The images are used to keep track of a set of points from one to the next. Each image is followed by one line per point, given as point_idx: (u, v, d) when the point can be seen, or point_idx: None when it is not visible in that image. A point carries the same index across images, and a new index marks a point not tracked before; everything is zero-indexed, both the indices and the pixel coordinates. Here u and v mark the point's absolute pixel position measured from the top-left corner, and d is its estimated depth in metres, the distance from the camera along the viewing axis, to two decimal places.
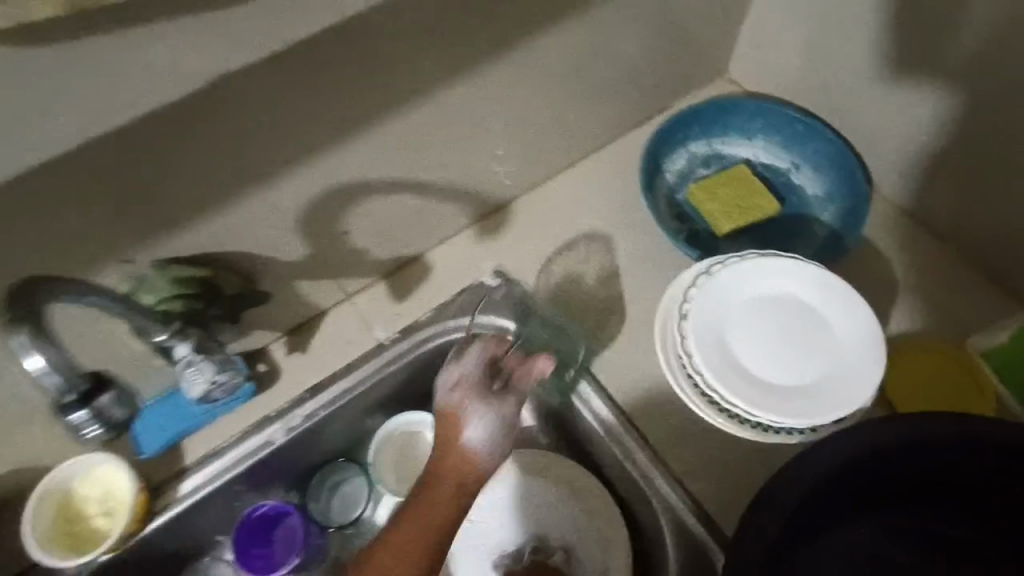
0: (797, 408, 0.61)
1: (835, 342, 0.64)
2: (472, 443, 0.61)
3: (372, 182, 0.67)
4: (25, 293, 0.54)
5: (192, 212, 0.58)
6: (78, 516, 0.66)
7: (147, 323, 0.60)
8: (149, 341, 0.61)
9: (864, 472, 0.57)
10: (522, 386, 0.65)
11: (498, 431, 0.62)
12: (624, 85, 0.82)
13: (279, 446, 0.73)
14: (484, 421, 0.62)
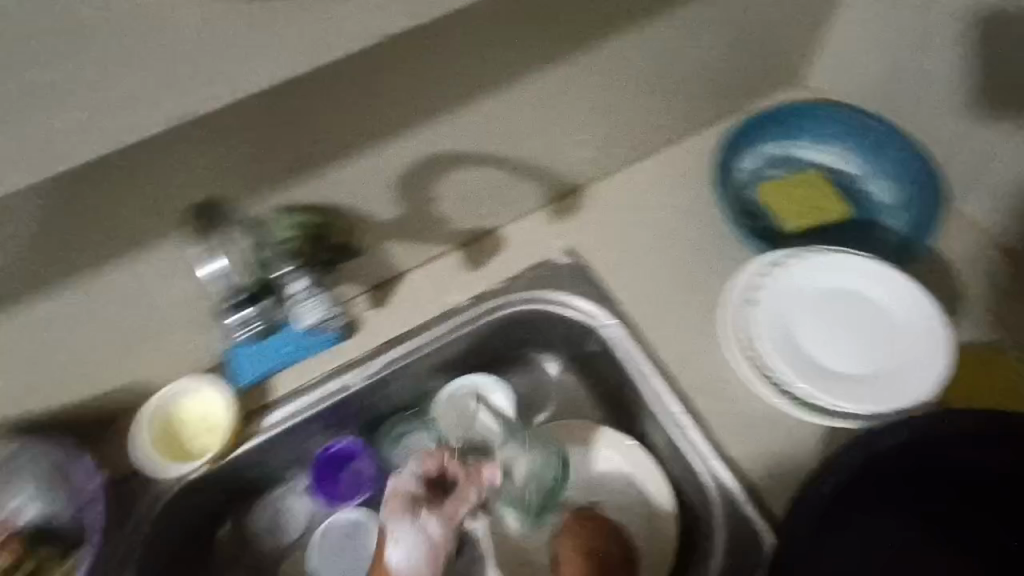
0: (855, 394, 0.67)
1: (896, 338, 0.69)
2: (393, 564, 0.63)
3: (467, 155, 0.73)
4: (212, 210, 0.61)
5: (312, 164, 0.63)
6: (177, 432, 0.73)
7: (274, 255, 0.65)
8: (269, 273, 0.66)
9: (910, 465, 0.61)
10: (456, 516, 0.65)
11: (417, 559, 0.63)
12: (707, 80, 0.85)
13: (355, 390, 0.79)
14: (405, 540, 0.63)
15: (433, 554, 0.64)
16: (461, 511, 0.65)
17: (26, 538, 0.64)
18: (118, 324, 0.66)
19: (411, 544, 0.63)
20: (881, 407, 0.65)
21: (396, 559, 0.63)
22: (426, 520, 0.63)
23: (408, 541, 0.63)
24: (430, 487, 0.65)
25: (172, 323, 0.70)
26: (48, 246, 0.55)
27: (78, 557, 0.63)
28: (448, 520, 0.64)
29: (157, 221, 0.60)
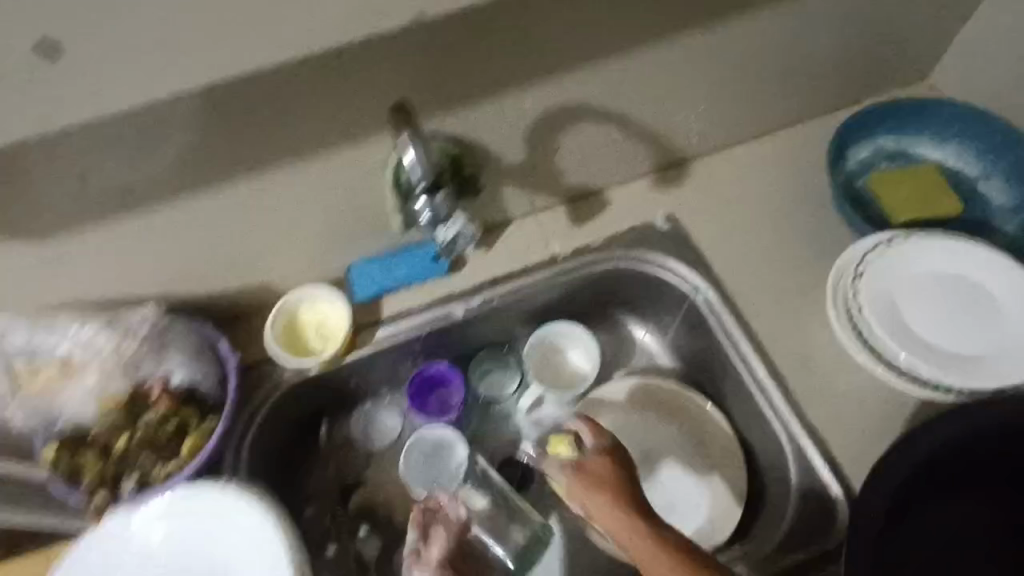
0: (957, 371, 0.67)
1: (1001, 325, 0.69)
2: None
3: (594, 109, 0.77)
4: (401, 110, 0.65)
5: (459, 98, 0.68)
6: (300, 331, 0.81)
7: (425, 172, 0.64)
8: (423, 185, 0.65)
9: (1002, 450, 0.61)
10: (435, 555, 0.75)
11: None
12: (831, 66, 0.86)
13: (456, 320, 0.84)
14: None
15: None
16: (435, 549, 0.75)
17: (172, 396, 0.70)
18: (265, 228, 0.73)
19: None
20: (981, 385, 0.66)
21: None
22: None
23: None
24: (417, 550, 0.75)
25: (307, 236, 0.76)
26: (228, 144, 0.62)
27: (214, 422, 0.70)
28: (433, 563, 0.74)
29: (321, 133, 0.65)
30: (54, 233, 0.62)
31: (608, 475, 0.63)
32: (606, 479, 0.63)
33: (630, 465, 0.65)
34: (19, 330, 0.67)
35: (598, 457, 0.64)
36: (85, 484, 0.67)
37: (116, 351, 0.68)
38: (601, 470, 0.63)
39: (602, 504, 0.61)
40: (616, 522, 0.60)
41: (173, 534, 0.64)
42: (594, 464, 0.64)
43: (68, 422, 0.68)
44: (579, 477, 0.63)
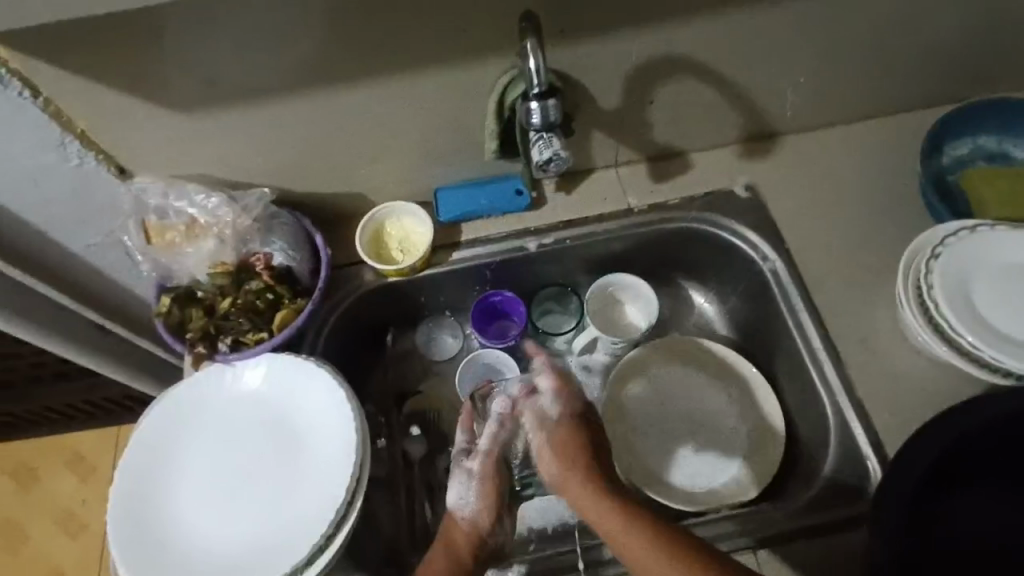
0: None
1: None
2: (459, 515, 0.73)
3: (694, 66, 0.79)
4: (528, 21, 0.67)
5: (570, 34, 0.72)
6: (385, 242, 0.86)
7: (541, 80, 0.64)
8: (537, 91, 0.65)
9: None
10: (486, 443, 0.77)
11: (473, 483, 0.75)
12: (944, 57, 0.85)
13: (530, 254, 0.88)
14: (458, 486, 0.75)
15: (479, 481, 0.75)
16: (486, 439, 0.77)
17: (272, 273, 0.78)
18: (371, 137, 0.78)
19: (463, 490, 0.75)
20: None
21: (454, 504, 0.74)
22: (467, 462, 0.76)
23: (459, 486, 0.75)
24: (470, 442, 0.78)
25: (408, 150, 0.82)
26: (356, 47, 0.67)
27: (303, 303, 0.78)
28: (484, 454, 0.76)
29: (441, 50, 0.70)
30: (198, 110, 0.70)
31: (577, 440, 0.73)
32: (580, 456, 0.71)
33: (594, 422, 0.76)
34: (154, 189, 0.77)
35: (566, 432, 0.74)
36: (189, 336, 0.76)
37: (232, 222, 0.76)
38: (572, 443, 0.73)
39: (578, 476, 0.70)
40: (588, 493, 0.68)
41: (259, 395, 0.73)
42: (567, 441, 0.73)
43: (187, 278, 0.79)
44: (555, 451, 0.73)
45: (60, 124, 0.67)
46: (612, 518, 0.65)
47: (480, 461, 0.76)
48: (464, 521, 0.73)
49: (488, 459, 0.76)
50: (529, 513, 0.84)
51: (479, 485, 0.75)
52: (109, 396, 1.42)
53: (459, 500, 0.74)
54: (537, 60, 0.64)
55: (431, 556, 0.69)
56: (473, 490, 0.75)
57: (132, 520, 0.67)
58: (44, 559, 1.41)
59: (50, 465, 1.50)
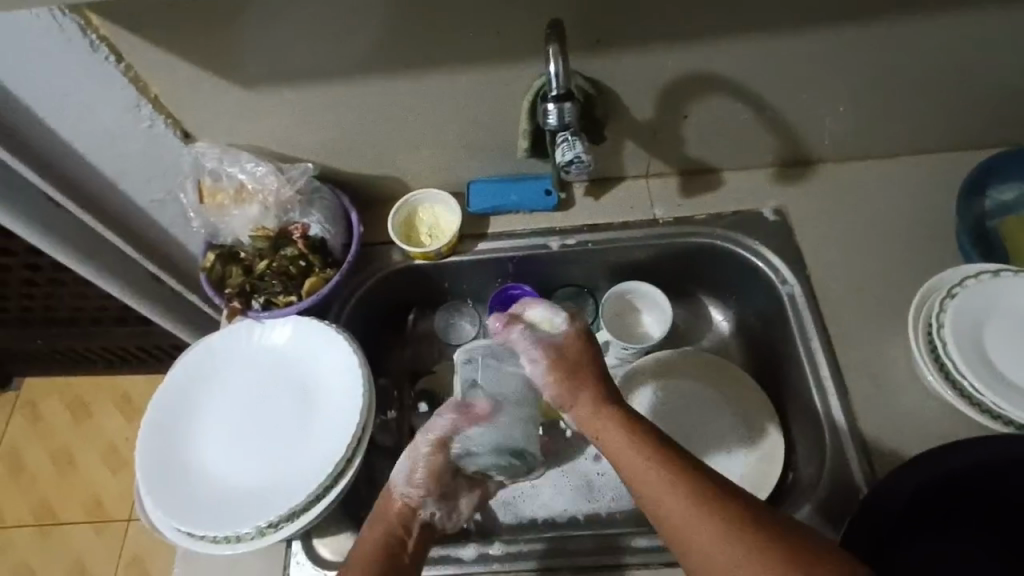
0: None
1: None
2: (395, 489, 0.70)
3: (730, 84, 0.80)
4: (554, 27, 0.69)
5: (605, 44, 0.74)
6: (416, 226, 0.91)
7: (561, 86, 0.67)
8: (557, 95, 0.68)
9: None
10: (444, 424, 0.71)
11: (409, 459, 0.70)
12: (997, 98, 0.82)
13: (552, 252, 0.91)
14: (402, 464, 0.70)
15: (425, 463, 0.70)
16: (443, 420, 0.71)
17: (307, 242, 0.84)
18: (411, 127, 0.83)
19: (406, 466, 0.70)
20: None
21: (394, 483, 0.70)
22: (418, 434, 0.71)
23: (405, 457, 0.70)
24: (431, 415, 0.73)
25: (445, 141, 0.86)
26: (402, 43, 0.72)
27: (332, 274, 0.83)
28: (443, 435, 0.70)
29: (482, 50, 0.74)
30: (258, 86, 0.76)
31: (582, 362, 0.72)
32: (582, 378, 0.70)
33: (595, 342, 0.73)
34: (212, 154, 0.83)
35: (561, 358, 0.72)
36: (228, 291, 0.82)
37: (276, 191, 0.82)
38: (568, 364, 0.71)
39: (597, 421, 0.68)
40: (590, 419, 0.68)
41: (279, 351, 0.79)
42: (570, 358, 0.72)
43: (231, 238, 0.85)
44: (556, 361, 0.72)
45: (136, 88, 0.75)
46: (614, 435, 0.66)
47: (433, 438, 0.70)
48: (400, 502, 0.69)
49: (438, 444, 0.70)
50: (495, 504, 0.85)
51: (420, 463, 0.70)
52: (160, 344, 1.53)
53: (398, 478, 0.70)
54: (558, 66, 0.66)
55: (369, 532, 0.67)
56: (416, 460, 0.70)
57: (157, 451, 0.73)
58: (85, 484, 1.54)
59: (103, 402, 1.63)
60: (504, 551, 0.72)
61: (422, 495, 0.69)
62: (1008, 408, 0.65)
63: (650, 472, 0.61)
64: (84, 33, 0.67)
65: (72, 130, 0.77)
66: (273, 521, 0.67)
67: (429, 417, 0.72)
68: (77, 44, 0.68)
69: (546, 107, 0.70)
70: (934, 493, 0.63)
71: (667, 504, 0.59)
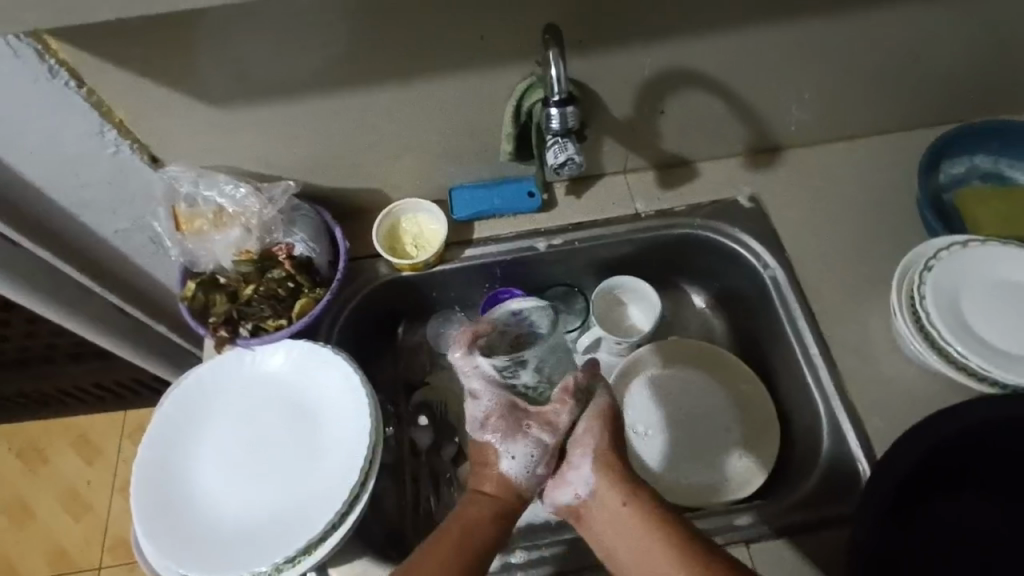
0: (1010, 366, 0.71)
1: None
2: (512, 479, 0.68)
3: (704, 79, 0.83)
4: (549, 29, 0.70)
5: (584, 43, 0.75)
6: (400, 237, 0.90)
7: (564, 88, 0.68)
8: (561, 97, 0.68)
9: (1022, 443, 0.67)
10: (565, 423, 0.68)
11: (535, 470, 0.68)
12: (944, 80, 0.88)
13: (539, 253, 0.91)
14: (521, 456, 0.67)
15: (548, 455, 0.68)
16: (566, 417, 0.68)
17: (293, 262, 0.81)
18: (391, 137, 0.82)
19: (529, 461, 0.67)
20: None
21: (511, 470, 0.67)
22: (537, 434, 0.68)
23: (527, 461, 0.67)
24: (541, 412, 0.69)
25: (427, 149, 0.85)
26: (380, 54, 0.71)
27: (322, 293, 0.81)
28: (557, 430, 0.68)
29: (463, 55, 0.73)
30: (231, 103, 0.73)
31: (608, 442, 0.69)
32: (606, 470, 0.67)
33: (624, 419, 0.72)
34: (187, 177, 0.79)
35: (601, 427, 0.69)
36: (212, 321, 0.78)
37: (258, 213, 0.79)
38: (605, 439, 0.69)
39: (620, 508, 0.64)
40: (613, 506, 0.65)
41: (276, 378, 0.77)
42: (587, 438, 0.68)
43: (212, 266, 0.81)
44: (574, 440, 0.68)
45: (99, 113, 0.71)
46: (637, 528, 0.63)
47: (558, 437, 0.68)
48: (522, 488, 0.68)
49: (563, 440, 0.69)
50: None
51: (547, 457, 0.68)
52: (120, 379, 1.44)
53: (515, 466, 0.68)
54: (558, 69, 0.67)
55: (477, 514, 0.65)
56: (541, 468, 0.68)
57: (154, 493, 0.70)
58: (46, 534, 1.44)
59: (58, 445, 1.53)
60: (526, 559, 0.72)
61: (544, 480, 0.69)
62: (989, 368, 0.70)
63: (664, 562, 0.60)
64: (42, 58, 0.63)
65: (28, 160, 0.72)
66: (289, 557, 0.65)
67: (542, 416, 0.69)
68: (34, 71, 0.64)
69: (547, 108, 0.70)
70: (931, 458, 0.66)
71: None
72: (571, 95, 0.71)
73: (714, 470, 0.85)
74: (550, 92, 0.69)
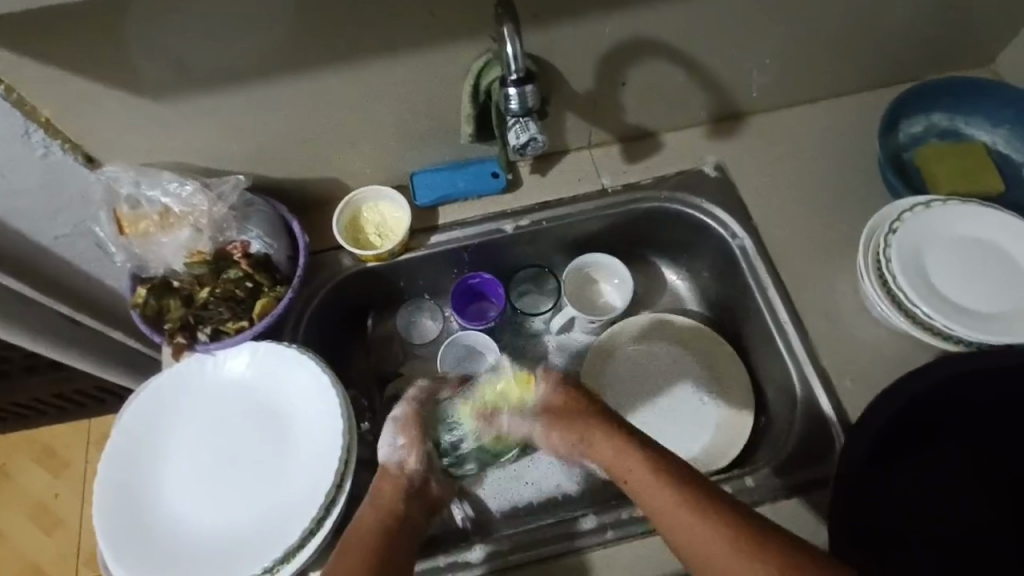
0: (974, 323, 0.72)
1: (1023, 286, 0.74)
2: (385, 461, 0.69)
3: (664, 48, 0.81)
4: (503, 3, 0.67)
5: (539, 15, 0.72)
6: (362, 227, 0.86)
7: (521, 66, 0.65)
8: (519, 76, 0.66)
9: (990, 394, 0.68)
10: (410, 396, 0.74)
11: (398, 442, 0.70)
12: (902, 38, 0.88)
13: (506, 235, 0.89)
14: (383, 436, 0.71)
15: (405, 424, 0.71)
16: (411, 393, 0.74)
17: (250, 261, 0.77)
18: (343, 122, 0.78)
19: (389, 437, 0.71)
20: (992, 337, 0.70)
21: (383, 454, 0.70)
22: (393, 410, 0.73)
23: (382, 436, 0.71)
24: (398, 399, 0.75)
25: (383, 133, 0.81)
26: (324, 36, 0.67)
27: (283, 291, 0.78)
28: (405, 403, 0.73)
29: (413, 33, 0.70)
30: (170, 95, 0.68)
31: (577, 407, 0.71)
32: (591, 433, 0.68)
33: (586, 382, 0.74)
34: (126, 178, 0.74)
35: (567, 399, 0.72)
36: (168, 327, 0.75)
37: (208, 211, 0.75)
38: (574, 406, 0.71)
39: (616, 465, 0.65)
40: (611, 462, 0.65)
41: (242, 380, 0.74)
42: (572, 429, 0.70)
43: (164, 268, 0.77)
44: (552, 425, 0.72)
45: (22, 112, 0.65)
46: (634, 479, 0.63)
47: (405, 407, 0.72)
48: (394, 467, 0.69)
49: (410, 407, 0.72)
50: (487, 497, 0.85)
51: (404, 430, 0.71)
52: (81, 389, 1.38)
53: (386, 451, 0.70)
54: (514, 46, 0.64)
55: (363, 513, 0.65)
56: (401, 439, 0.70)
57: (117, 509, 0.67)
58: (16, 552, 1.39)
59: (21, 460, 1.46)
60: (511, 547, 0.71)
61: (411, 454, 0.70)
62: (954, 327, 0.71)
63: (720, 544, 0.56)
64: None
65: None
66: (267, 566, 0.64)
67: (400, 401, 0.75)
68: None
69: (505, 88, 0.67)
70: (904, 418, 0.67)
71: (706, 539, 0.57)
72: (530, 73, 0.69)
73: (693, 441, 0.86)
74: (506, 70, 0.66)
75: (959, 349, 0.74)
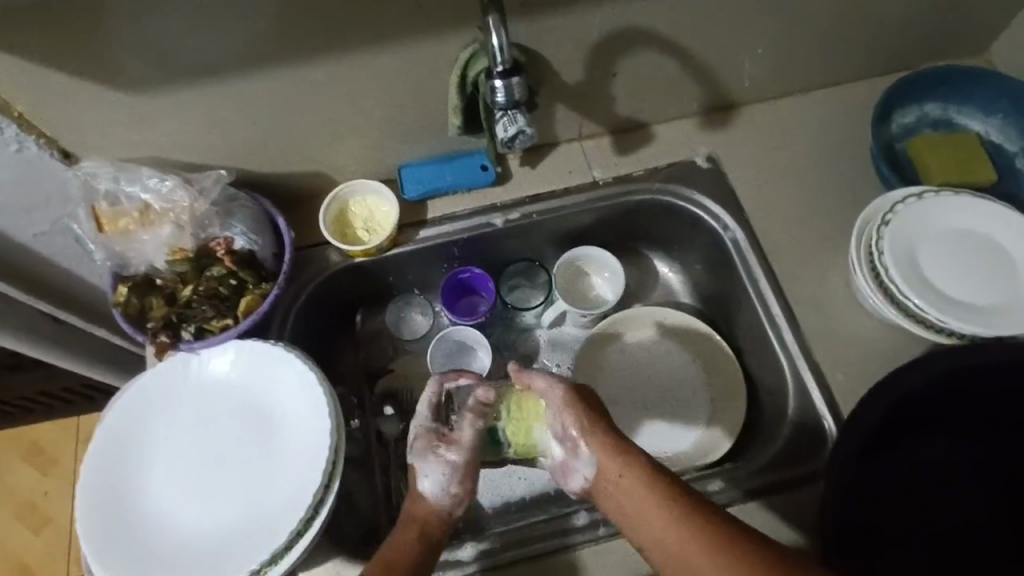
0: (965, 316, 0.72)
1: (1015, 278, 0.74)
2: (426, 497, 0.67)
3: (655, 38, 0.79)
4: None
5: (527, 5, 0.70)
6: (349, 221, 0.85)
7: (507, 56, 0.64)
8: (505, 67, 0.64)
9: (982, 387, 0.68)
10: (468, 437, 0.68)
11: (448, 484, 0.67)
12: (895, 26, 0.86)
13: (496, 229, 0.88)
14: (433, 475, 0.67)
15: (459, 473, 0.67)
16: (468, 433, 0.68)
17: (233, 257, 0.76)
18: (328, 115, 0.76)
19: (441, 479, 0.67)
20: (983, 329, 0.70)
21: (428, 490, 0.67)
22: (443, 451, 0.68)
23: (431, 474, 0.67)
24: (447, 429, 0.69)
25: (369, 126, 0.80)
26: (306, 27, 0.65)
27: (269, 287, 0.77)
28: (463, 448, 0.67)
29: (397, 23, 0.68)
30: (147, 89, 0.66)
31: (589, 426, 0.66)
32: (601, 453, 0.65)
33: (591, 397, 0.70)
34: (105, 173, 0.72)
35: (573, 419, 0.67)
36: (151, 326, 0.73)
37: (190, 207, 0.73)
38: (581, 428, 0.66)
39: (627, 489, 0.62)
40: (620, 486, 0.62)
41: (228, 380, 0.72)
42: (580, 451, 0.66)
43: (145, 266, 0.75)
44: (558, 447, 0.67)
45: None
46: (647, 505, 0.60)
47: (464, 454, 0.67)
48: (437, 507, 0.67)
49: (469, 451, 0.68)
50: (478, 493, 0.84)
51: (458, 476, 0.67)
52: (67, 386, 1.36)
53: (429, 485, 0.67)
54: (499, 37, 0.62)
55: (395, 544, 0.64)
56: (451, 484, 0.67)
57: (102, 513, 0.66)
58: (5, 550, 1.37)
59: (8, 458, 1.45)
60: (503, 545, 0.71)
61: (461, 500, 0.67)
62: (946, 320, 0.71)
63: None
64: None
65: None
66: (255, 568, 0.63)
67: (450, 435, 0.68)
68: None
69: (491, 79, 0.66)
70: (896, 412, 0.67)
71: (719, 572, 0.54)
72: (517, 65, 0.67)
73: (684, 434, 0.86)
74: (491, 62, 0.65)
75: (951, 342, 0.74)
